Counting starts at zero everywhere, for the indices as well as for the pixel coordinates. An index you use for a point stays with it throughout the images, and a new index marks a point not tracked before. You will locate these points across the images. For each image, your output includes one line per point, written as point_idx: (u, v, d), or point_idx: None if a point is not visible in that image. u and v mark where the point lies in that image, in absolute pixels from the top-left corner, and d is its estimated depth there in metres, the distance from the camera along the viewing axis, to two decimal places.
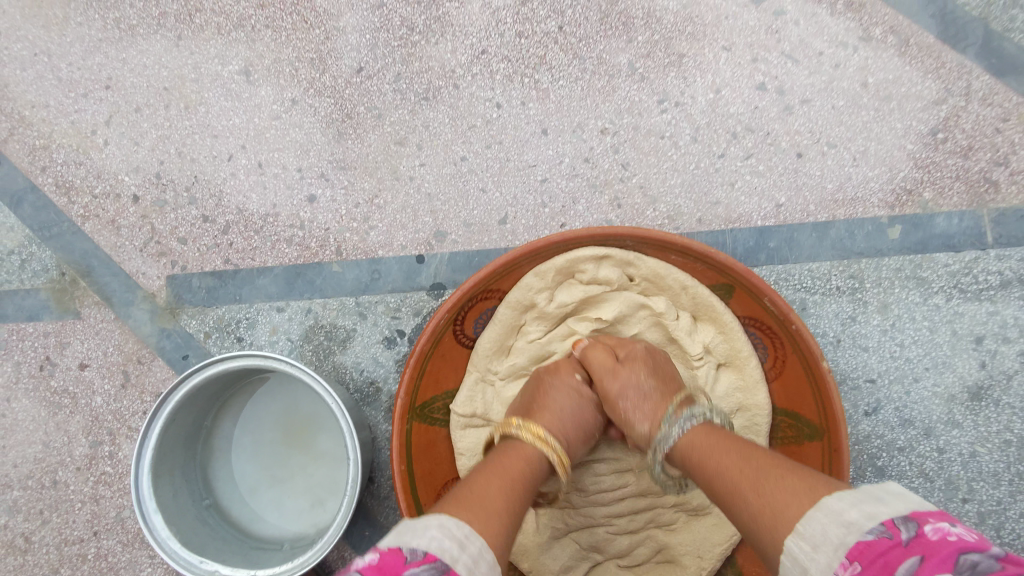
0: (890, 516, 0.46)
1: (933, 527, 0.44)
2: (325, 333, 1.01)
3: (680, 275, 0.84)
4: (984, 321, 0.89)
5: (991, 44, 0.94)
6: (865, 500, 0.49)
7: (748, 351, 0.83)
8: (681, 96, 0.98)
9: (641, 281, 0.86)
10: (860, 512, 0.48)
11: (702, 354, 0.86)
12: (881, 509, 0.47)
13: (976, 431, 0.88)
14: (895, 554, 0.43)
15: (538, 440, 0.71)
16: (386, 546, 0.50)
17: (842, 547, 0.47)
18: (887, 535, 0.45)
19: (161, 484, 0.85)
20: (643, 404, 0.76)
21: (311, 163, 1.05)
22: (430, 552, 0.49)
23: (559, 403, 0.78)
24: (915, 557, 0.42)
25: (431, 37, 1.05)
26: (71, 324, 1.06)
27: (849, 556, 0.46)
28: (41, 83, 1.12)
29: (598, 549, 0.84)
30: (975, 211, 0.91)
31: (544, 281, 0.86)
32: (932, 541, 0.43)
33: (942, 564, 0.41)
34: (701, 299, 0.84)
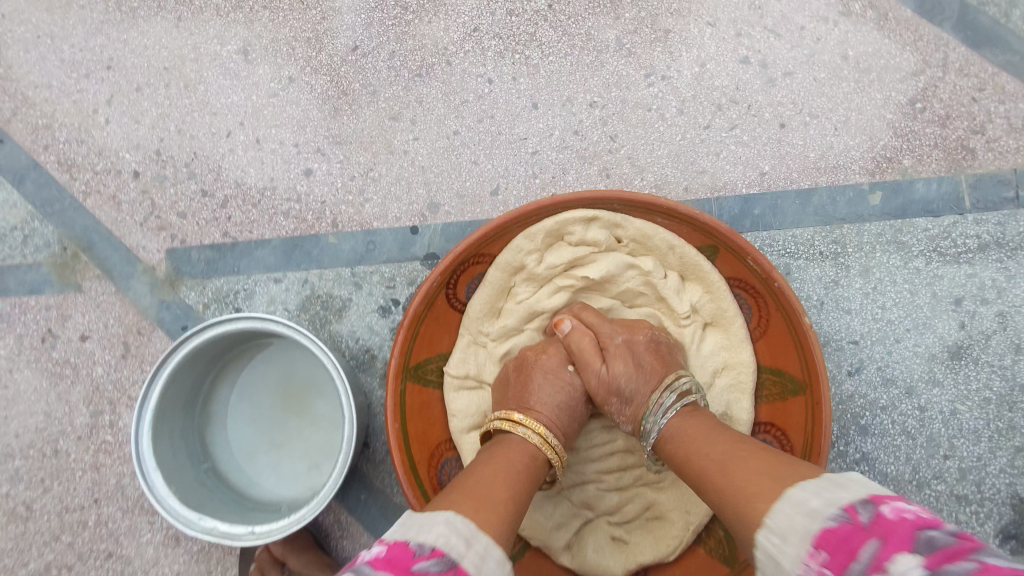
0: (851, 500, 0.48)
1: (891, 507, 0.45)
2: (321, 303, 1.03)
3: (666, 236, 0.86)
4: (963, 283, 0.92)
5: (966, 18, 0.97)
6: (831, 488, 0.50)
7: (733, 310, 0.86)
8: (667, 70, 1.01)
9: (628, 243, 0.88)
10: (824, 499, 0.49)
11: (689, 312, 0.88)
12: (843, 496, 0.49)
13: (956, 389, 0.90)
14: (858, 537, 0.45)
15: (540, 440, 0.73)
16: (393, 540, 0.52)
17: (807, 536, 0.48)
18: (847, 519, 0.47)
19: (161, 444, 0.87)
20: (626, 406, 0.79)
21: (307, 139, 1.07)
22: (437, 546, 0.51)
23: (549, 393, 0.80)
24: (875, 539, 0.43)
25: (425, 16, 1.08)
26: (72, 297, 1.08)
27: (814, 544, 0.47)
28: (44, 64, 1.15)
29: (588, 504, 0.86)
30: (954, 177, 0.94)
31: (534, 243, 0.88)
32: (889, 522, 0.44)
33: (902, 543, 0.42)
34: (687, 259, 0.87)
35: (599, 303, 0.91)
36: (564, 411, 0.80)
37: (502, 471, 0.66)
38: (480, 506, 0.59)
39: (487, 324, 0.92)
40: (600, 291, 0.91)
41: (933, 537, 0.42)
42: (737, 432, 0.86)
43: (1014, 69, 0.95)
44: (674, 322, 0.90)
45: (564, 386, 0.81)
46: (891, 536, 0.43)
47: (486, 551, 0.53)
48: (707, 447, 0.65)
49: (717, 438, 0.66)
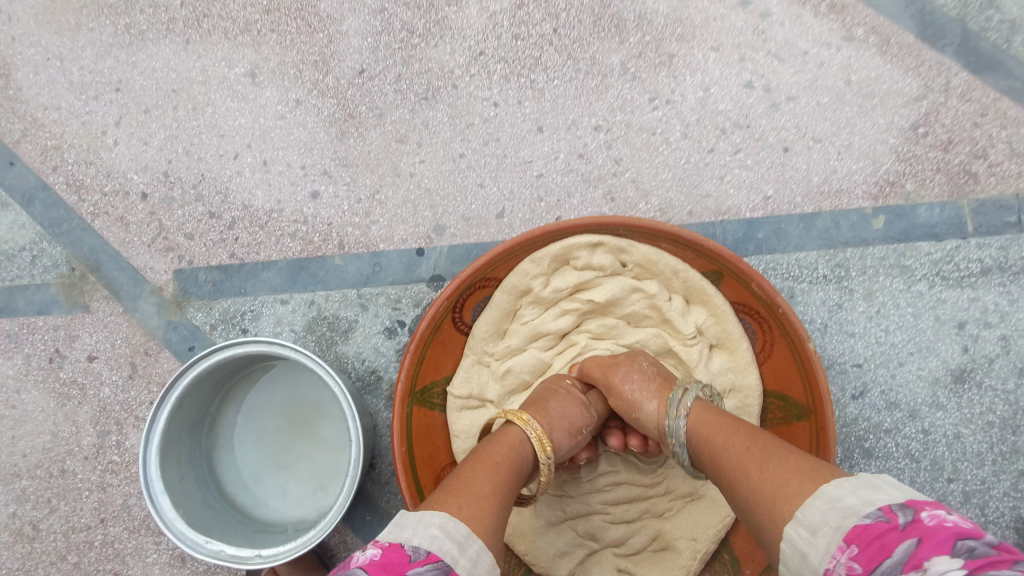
0: (888, 502, 0.49)
1: (930, 513, 0.46)
2: (327, 324, 1.04)
3: (670, 261, 0.87)
4: (966, 307, 0.92)
5: (968, 43, 0.98)
6: (865, 487, 0.51)
7: (739, 333, 0.86)
8: (671, 95, 1.02)
9: (633, 267, 0.89)
10: (858, 497, 0.50)
11: (694, 333, 0.88)
12: (879, 496, 0.49)
13: (959, 412, 0.91)
14: (892, 537, 0.46)
15: (519, 421, 0.74)
16: (388, 543, 0.53)
17: (840, 530, 0.49)
18: (883, 519, 0.48)
19: (169, 468, 0.88)
20: (638, 390, 0.78)
21: (314, 161, 1.08)
22: (432, 551, 0.52)
23: (554, 404, 0.80)
24: (912, 540, 0.45)
25: (431, 40, 1.09)
26: (80, 318, 1.09)
27: (846, 539, 0.48)
28: (53, 86, 1.16)
29: (594, 534, 0.86)
30: (956, 202, 0.95)
31: (540, 267, 0.89)
32: (929, 527, 0.45)
33: (938, 547, 0.43)
34: (691, 283, 0.87)
35: (604, 324, 0.92)
36: (569, 425, 0.79)
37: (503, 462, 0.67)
38: (468, 503, 0.59)
39: (492, 345, 0.92)
40: (604, 312, 0.92)
41: (974, 544, 0.42)
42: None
43: (1016, 94, 0.96)
44: (680, 342, 0.90)
45: (578, 411, 0.81)
46: (930, 538, 0.44)
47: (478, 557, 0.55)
48: (714, 446, 0.66)
49: (728, 430, 0.66)
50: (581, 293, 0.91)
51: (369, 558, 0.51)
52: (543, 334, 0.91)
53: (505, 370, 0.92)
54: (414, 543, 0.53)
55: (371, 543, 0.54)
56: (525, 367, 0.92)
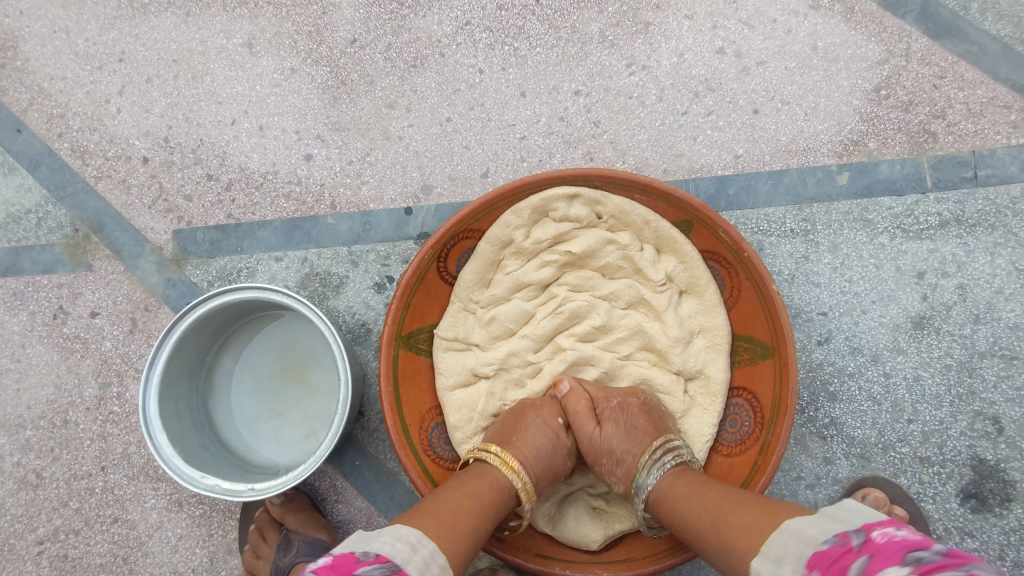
0: (845, 530, 0.51)
1: (881, 532, 0.48)
2: (319, 280, 1.09)
3: (642, 212, 0.92)
4: (925, 258, 0.97)
5: (929, 10, 1.03)
6: (829, 518, 0.54)
7: (707, 277, 0.91)
8: (648, 60, 1.07)
9: (607, 219, 0.94)
10: (819, 528, 0.53)
11: (665, 280, 0.93)
12: (836, 525, 0.52)
13: (919, 356, 0.95)
14: (848, 558, 0.48)
15: (505, 467, 0.78)
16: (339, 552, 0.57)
17: (803, 559, 0.51)
18: (840, 544, 0.50)
19: (167, 409, 0.92)
20: (628, 447, 0.82)
21: (308, 126, 1.14)
22: (380, 555, 0.57)
23: (535, 439, 0.83)
24: (864, 557, 0.47)
25: (419, 11, 1.14)
26: (83, 276, 1.14)
27: (808, 565, 0.50)
28: (59, 58, 1.21)
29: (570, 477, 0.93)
30: (916, 158, 1.00)
31: (521, 218, 0.93)
32: (880, 544, 0.47)
33: (887, 560, 0.45)
34: (661, 232, 0.92)
35: (579, 275, 0.95)
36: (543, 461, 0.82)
37: (481, 505, 0.72)
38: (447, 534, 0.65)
39: (473, 295, 0.96)
40: (582, 265, 0.95)
41: (921, 553, 0.44)
42: (712, 391, 0.91)
43: (973, 58, 1.01)
44: (651, 290, 0.94)
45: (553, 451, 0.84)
46: (881, 554, 0.46)
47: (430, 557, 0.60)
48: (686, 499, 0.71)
49: (708, 494, 0.69)
50: (558, 245, 0.95)
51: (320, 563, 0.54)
52: (522, 283, 0.95)
53: (486, 318, 0.95)
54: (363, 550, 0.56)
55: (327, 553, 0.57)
56: (509, 316, 0.95)
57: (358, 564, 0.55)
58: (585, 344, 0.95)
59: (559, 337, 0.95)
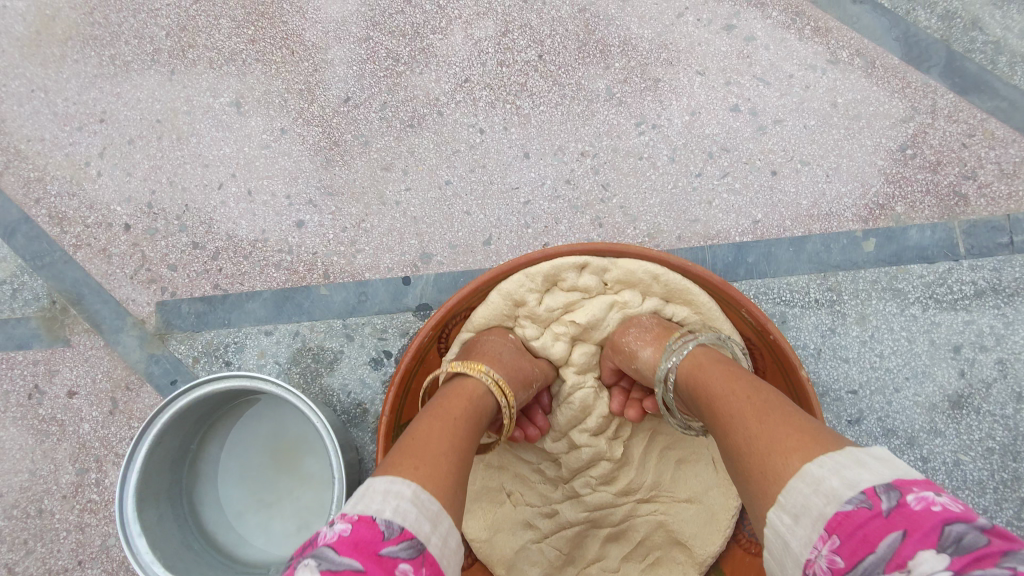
0: (873, 484, 0.44)
1: (916, 496, 0.42)
2: (312, 355, 1.02)
3: (649, 269, 0.84)
4: (961, 330, 0.91)
5: (954, 65, 0.98)
6: (850, 465, 0.46)
7: (728, 328, 0.83)
8: (658, 119, 1.02)
9: (615, 285, 0.86)
10: (842, 479, 0.45)
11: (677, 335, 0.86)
12: (863, 477, 0.45)
13: (958, 439, 0.88)
14: (876, 525, 0.42)
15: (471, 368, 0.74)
16: (357, 515, 0.49)
17: (821, 519, 0.45)
18: (866, 505, 0.43)
19: (146, 508, 0.84)
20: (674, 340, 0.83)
21: (300, 190, 1.07)
22: (405, 528, 0.49)
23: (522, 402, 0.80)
24: (897, 534, 0.41)
25: (416, 67, 1.08)
26: (60, 352, 1.07)
27: (827, 528, 0.44)
28: (37, 118, 1.15)
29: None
30: (947, 223, 0.93)
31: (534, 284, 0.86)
32: (915, 513, 0.41)
33: (924, 540, 0.39)
34: (674, 288, 0.85)
35: (586, 345, 0.89)
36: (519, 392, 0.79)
37: (461, 415, 0.66)
38: (423, 463, 0.56)
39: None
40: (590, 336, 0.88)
41: (962, 532, 0.39)
42: None
43: (1002, 115, 0.96)
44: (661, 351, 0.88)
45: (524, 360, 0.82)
46: (917, 529, 0.40)
47: (448, 531, 0.52)
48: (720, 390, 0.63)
49: (730, 383, 0.63)
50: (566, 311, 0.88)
51: (338, 535, 0.47)
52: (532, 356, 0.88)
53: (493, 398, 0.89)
54: (386, 517, 0.49)
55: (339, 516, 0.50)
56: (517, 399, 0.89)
57: (383, 542, 0.47)
58: (599, 440, 0.87)
59: (572, 432, 0.88)
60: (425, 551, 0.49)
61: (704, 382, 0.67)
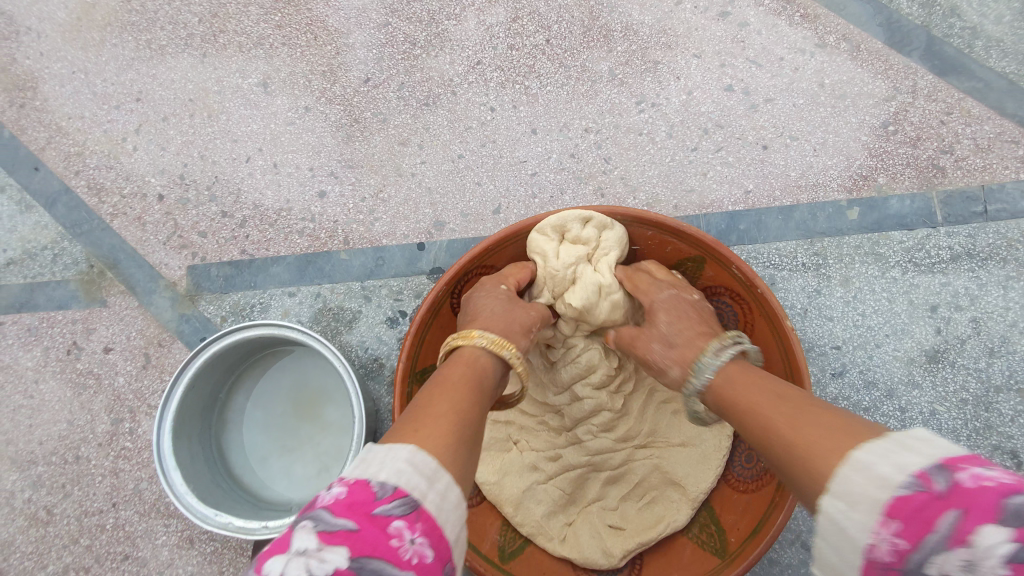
0: (923, 466, 0.43)
1: (970, 473, 0.41)
2: (332, 315, 1.09)
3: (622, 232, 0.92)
4: (938, 291, 0.97)
5: (933, 49, 1.05)
6: (897, 450, 0.46)
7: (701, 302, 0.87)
8: (657, 98, 1.09)
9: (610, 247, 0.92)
10: (890, 464, 0.45)
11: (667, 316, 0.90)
12: (911, 460, 0.44)
13: (934, 390, 0.95)
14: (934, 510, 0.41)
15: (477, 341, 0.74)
16: (354, 479, 0.49)
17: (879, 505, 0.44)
18: (921, 488, 0.43)
19: (180, 446, 0.92)
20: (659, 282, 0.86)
21: (322, 163, 1.15)
22: (399, 487, 0.48)
23: (485, 301, 0.84)
24: (955, 513, 0.40)
25: (431, 51, 1.16)
26: (97, 312, 1.15)
27: (887, 513, 0.43)
28: (78, 98, 1.24)
29: (592, 519, 0.92)
30: (926, 194, 1.00)
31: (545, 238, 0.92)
32: (970, 490, 0.40)
33: (984, 517, 0.39)
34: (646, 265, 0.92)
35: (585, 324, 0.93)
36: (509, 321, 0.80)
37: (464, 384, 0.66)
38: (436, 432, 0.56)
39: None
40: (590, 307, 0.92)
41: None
42: None
43: (979, 94, 1.03)
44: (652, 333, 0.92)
45: (520, 310, 0.83)
46: (974, 506, 0.40)
47: (447, 490, 0.51)
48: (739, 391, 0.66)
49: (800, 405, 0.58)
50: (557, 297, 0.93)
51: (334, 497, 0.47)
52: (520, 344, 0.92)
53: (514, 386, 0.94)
54: (380, 480, 0.48)
55: (337, 481, 0.50)
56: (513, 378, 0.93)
57: (377, 502, 0.47)
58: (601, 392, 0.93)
59: (575, 386, 0.94)
60: (421, 508, 0.48)
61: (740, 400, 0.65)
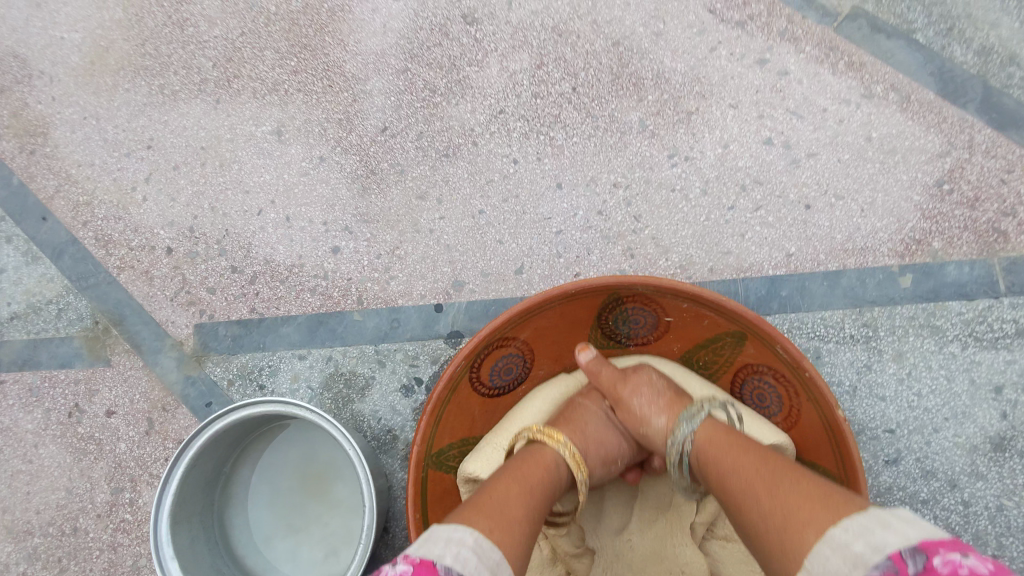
0: (899, 548, 0.45)
1: (943, 560, 0.42)
2: (344, 381, 1.03)
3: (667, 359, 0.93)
4: (1002, 370, 0.89)
5: (991, 100, 0.97)
6: (875, 526, 0.47)
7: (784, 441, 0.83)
8: (691, 151, 1.03)
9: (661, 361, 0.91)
10: (865, 543, 0.46)
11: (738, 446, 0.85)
12: (890, 541, 0.45)
13: (1001, 483, 0.87)
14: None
15: (549, 439, 0.76)
16: (418, 560, 0.51)
17: None
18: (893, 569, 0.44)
19: (179, 532, 0.86)
20: (656, 399, 0.79)
21: (336, 217, 1.10)
22: None
23: (588, 427, 0.81)
24: None
25: (452, 99, 1.11)
26: (100, 372, 1.10)
27: None
28: (88, 144, 1.20)
29: None
30: (986, 260, 0.93)
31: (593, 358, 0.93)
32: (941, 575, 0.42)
33: None
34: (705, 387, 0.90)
35: None
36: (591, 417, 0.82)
37: (535, 486, 0.68)
38: (498, 528, 0.58)
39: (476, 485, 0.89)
40: None
41: None
42: None
43: None
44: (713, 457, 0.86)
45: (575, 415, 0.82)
46: None
47: None
48: (727, 457, 0.66)
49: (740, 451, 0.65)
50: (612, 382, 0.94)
51: None
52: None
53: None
54: (446, 564, 0.51)
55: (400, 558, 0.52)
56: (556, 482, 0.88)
57: None
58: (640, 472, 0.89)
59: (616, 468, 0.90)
60: None
61: (711, 455, 0.69)
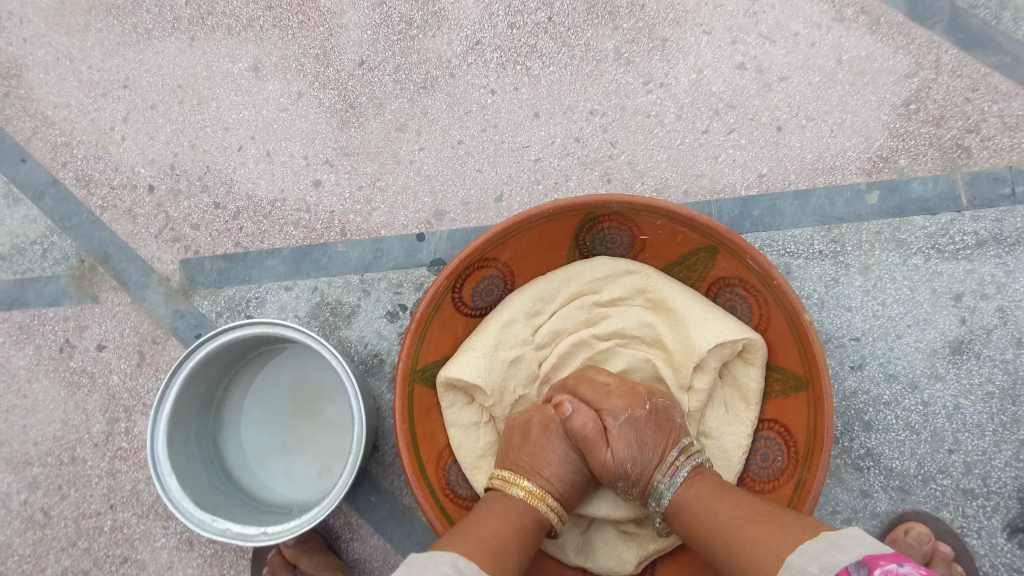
0: (846, 564, 0.51)
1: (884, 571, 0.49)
2: (331, 309, 1.06)
3: (640, 279, 0.92)
4: (962, 279, 0.93)
5: (958, 21, 0.99)
6: (827, 549, 0.53)
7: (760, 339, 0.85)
8: (665, 78, 1.04)
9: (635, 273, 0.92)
10: (820, 564, 0.52)
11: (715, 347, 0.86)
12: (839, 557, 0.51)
13: (958, 383, 0.91)
14: None
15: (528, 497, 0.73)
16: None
17: None
18: None
19: (175, 448, 0.88)
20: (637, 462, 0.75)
21: (316, 151, 1.11)
22: None
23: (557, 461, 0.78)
24: None
25: (429, 31, 1.11)
26: (89, 308, 1.11)
27: None
28: (63, 85, 1.19)
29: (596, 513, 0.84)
30: (950, 175, 0.96)
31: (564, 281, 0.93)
32: None
33: None
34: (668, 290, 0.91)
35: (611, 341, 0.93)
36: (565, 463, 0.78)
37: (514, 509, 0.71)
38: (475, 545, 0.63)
39: (456, 398, 0.92)
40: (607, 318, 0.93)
41: None
42: (747, 398, 0.88)
43: (1006, 69, 0.97)
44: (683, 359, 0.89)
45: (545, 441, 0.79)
46: None
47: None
48: (702, 501, 0.69)
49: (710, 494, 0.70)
50: (583, 285, 0.93)
51: None
52: (505, 349, 0.90)
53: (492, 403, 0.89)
54: None
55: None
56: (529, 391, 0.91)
57: None
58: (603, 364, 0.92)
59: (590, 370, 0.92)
60: None
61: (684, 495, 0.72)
